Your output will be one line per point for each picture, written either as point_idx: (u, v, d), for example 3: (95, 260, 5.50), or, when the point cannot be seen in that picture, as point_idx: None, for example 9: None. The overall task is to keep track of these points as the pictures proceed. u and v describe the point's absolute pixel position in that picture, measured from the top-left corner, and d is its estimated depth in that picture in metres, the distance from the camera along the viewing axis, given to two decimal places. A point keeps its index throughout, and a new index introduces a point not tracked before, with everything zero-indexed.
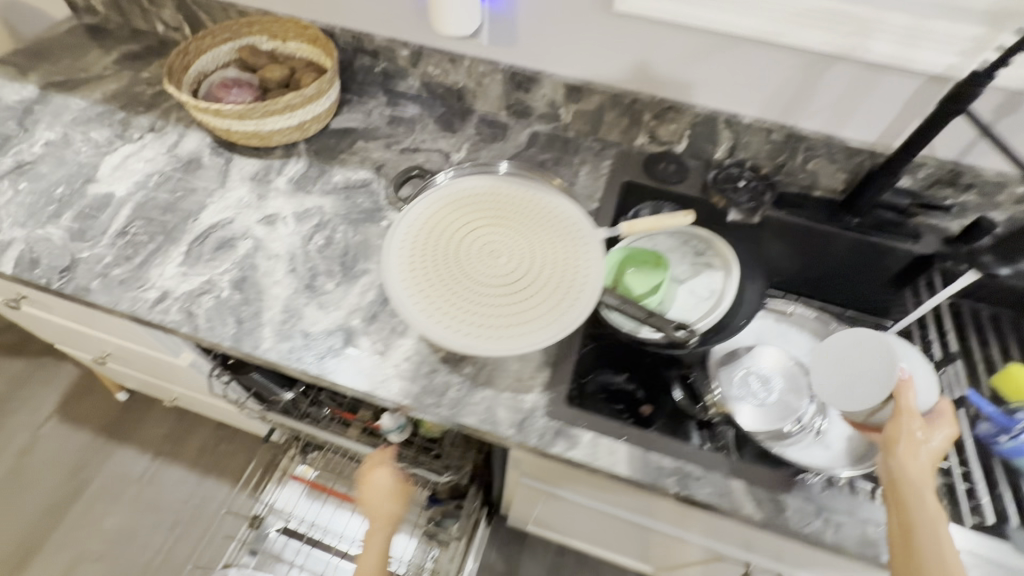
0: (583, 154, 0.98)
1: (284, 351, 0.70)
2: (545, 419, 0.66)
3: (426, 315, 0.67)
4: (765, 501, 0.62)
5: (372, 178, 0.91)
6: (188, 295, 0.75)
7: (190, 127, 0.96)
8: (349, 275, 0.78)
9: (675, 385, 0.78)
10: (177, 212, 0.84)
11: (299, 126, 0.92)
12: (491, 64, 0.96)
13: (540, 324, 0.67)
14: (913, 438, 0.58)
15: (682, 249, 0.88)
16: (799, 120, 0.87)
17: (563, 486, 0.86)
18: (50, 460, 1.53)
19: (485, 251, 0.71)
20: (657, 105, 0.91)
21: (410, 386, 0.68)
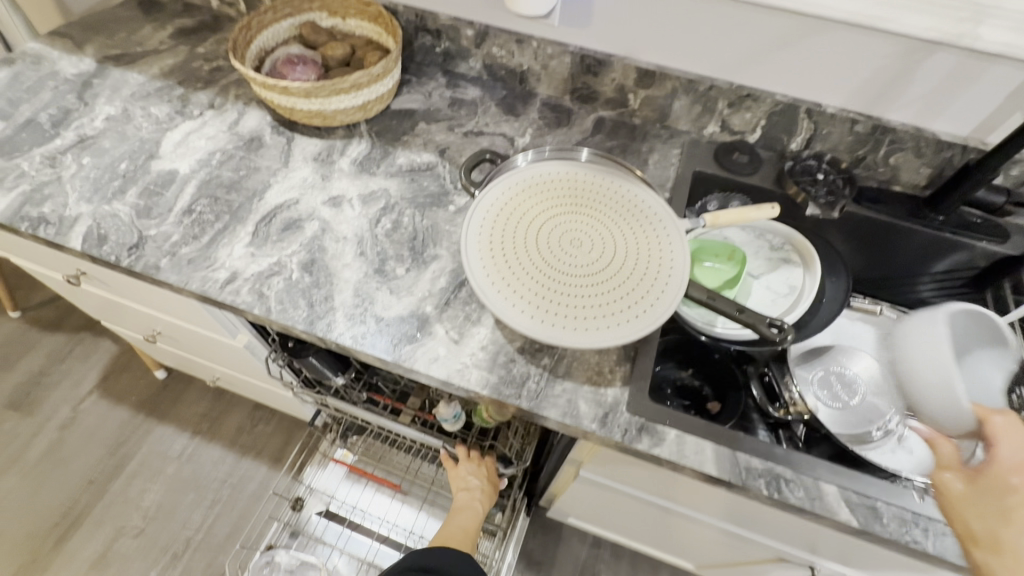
0: (652, 142, 0.95)
1: (358, 336, 0.69)
2: (627, 414, 0.64)
3: (508, 302, 0.65)
4: (860, 507, 0.59)
5: (436, 161, 0.89)
6: (257, 276, 0.74)
7: (250, 105, 0.95)
8: (419, 260, 0.76)
9: (752, 383, 0.77)
10: (242, 190, 0.83)
11: (363, 106, 0.90)
12: (560, 46, 0.93)
13: (625, 314, 0.64)
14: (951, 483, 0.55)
15: (757, 242, 0.85)
16: (887, 113, 0.83)
17: (625, 481, 0.83)
18: (91, 436, 1.54)
19: (567, 240, 0.70)
20: (734, 92, 0.88)
21: (488, 376, 0.66)
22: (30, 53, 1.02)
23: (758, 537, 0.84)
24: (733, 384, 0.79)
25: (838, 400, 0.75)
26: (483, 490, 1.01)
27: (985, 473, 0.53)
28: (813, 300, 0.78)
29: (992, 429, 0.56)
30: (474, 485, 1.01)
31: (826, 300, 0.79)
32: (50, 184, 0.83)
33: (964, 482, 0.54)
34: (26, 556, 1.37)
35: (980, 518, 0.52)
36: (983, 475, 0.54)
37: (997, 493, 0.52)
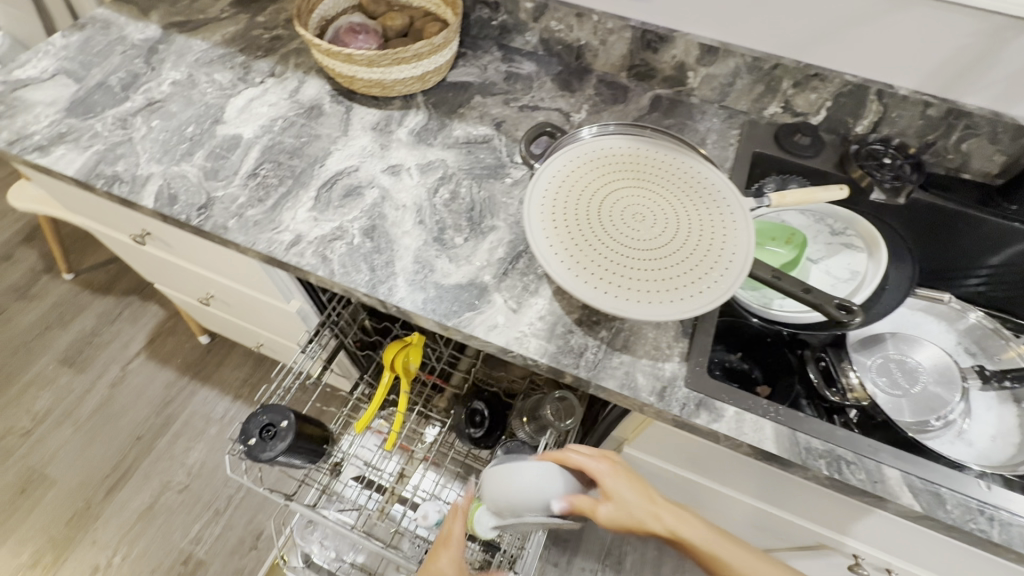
0: (710, 121, 0.93)
1: (419, 300, 0.70)
2: (685, 389, 0.64)
3: (572, 272, 0.65)
4: (924, 493, 0.59)
5: (492, 134, 0.89)
6: (320, 240, 0.76)
7: (309, 74, 0.96)
8: (477, 230, 0.77)
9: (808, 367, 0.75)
10: (304, 157, 0.85)
11: (421, 77, 0.91)
12: (621, 20, 0.92)
13: (684, 289, 0.64)
14: (613, 507, 0.67)
15: (817, 227, 0.83)
16: (962, 96, 0.81)
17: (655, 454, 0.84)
18: (139, 394, 1.61)
19: (628, 214, 0.70)
20: (801, 72, 0.86)
21: (546, 345, 0.67)
22: (99, 18, 1.05)
23: (789, 516, 0.83)
24: (787, 368, 0.78)
25: (897, 388, 0.73)
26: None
27: (604, 485, 0.68)
28: (877, 287, 0.76)
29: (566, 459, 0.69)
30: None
31: (892, 286, 0.76)
32: (123, 145, 0.86)
33: (609, 502, 0.67)
34: (79, 504, 1.45)
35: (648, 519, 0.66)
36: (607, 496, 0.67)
37: (619, 491, 0.67)
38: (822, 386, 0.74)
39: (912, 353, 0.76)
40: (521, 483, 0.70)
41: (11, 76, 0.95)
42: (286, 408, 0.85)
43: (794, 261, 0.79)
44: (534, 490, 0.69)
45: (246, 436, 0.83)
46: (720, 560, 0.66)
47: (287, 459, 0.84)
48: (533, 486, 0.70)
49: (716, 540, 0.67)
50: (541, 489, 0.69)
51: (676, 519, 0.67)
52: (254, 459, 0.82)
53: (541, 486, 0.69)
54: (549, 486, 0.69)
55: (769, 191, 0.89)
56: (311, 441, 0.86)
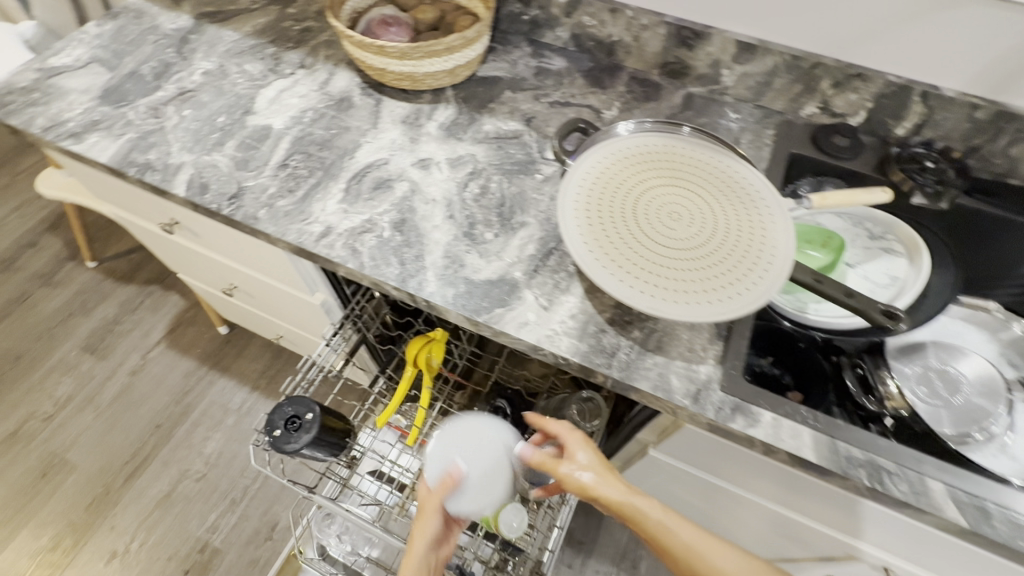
0: (744, 121, 0.91)
1: (449, 295, 0.69)
2: (720, 393, 0.63)
3: (607, 270, 0.64)
4: (969, 507, 0.57)
5: (523, 129, 0.88)
6: (350, 232, 0.75)
7: (339, 66, 0.95)
8: (507, 226, 0.76)
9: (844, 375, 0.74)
10: (334, 148, 0.84)
11: (452, 70, 0.90)
12: (656, 16, 0.90)
13: (720, 290, 0.62)
14: (572, 467, 0.66)
15: (855, 230, 0.81)
16: (1012, 98, 0.78)
17: (676, 458, 0.83)
18: (158, 383, 1.62)
19: (664, 212, 0.68)
20: (842, 71, 0.84)
21: (578, 344, 0.66)
22: (132, 8, 1.06)
23: (814, 526, 0.81)
24: (820, 375, 0.76)
25: (937, 398, 0.71)
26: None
27: (567, 447, 0.68)
28: (919, 293, 0.73)
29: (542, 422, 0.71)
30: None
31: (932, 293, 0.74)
32: (155, 133, 0.86)
33: (569, 463, 0.66)
34: (99, 490, 1.46)
35: (605, 487, 0.64)
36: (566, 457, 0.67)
37: (583, 453, 0.67)
38: (859, 395, 0.72)
39: (954, 362, 0.74)
40: (469, 442, 0.75)
41: (46, 63, 0.96)
42: (311, 400, 0.85)
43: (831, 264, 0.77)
44: (483, 443, 0.75)
45: (270, 427, 0.83)
46: (669, 539, 0.61)
47: (310, 451, 0.84)
48: (474, 443, 0.75)
49: (670, 516, 0.62)
50: (481, 444, 0.75)
51: (632, 491, 0.64)
52: (277, 450, 0.82)
53: (489, 438, 0.76)
54: (493, 437, 0.76)
55: (805, 191, 0.87)
56: (334, 434, 0.86)
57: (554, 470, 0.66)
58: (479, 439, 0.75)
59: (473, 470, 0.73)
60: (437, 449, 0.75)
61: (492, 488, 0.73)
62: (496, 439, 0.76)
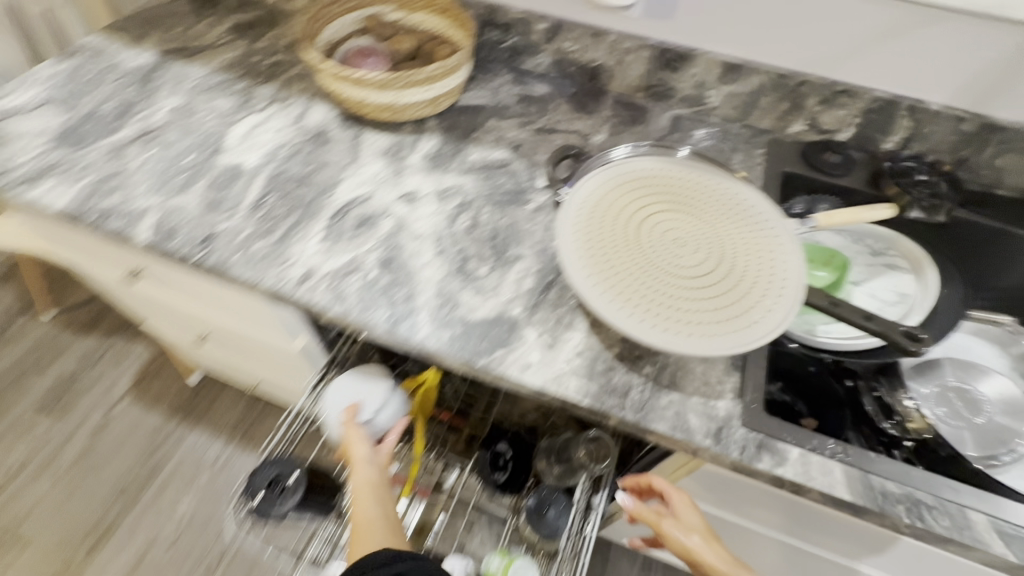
0: (733, 141, 0.90)
1: (444, 338, 0.64)
2: (743, 430, 0.59)
3: (615, 303, 0.60)
4: (1015, 540, 0.53)
5: (510, 158, 0.85)
6: (333, 274, 0.70)
7: (315, 99, 0.91)
8: (501, 260, 0.72)
9: (862, 398, 0.70)
10: (312, 185, 0.79)
11: (433, 100, 0.86)
12: (639, 40, 0.89)
13: (736, 319, 0.58)
14: (681, 528, 0.63)
15: (857, 247, 0.80)
16: (995, 110, 0.78)
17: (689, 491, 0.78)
18: (123, 440, 1.51)
19: (669, 239, 0.65)
20: (827, 89, 0.84)
21: (588, 385, 0.61)
22: (89, 46, 1.00)
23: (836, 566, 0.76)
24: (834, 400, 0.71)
25: (959, 419, 0.68)
26: (375, 485, 0.70)
27: (675, 505, 0.65)
28: (928, 312, 0.71)
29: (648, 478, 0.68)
30: (373, 512, 0.67)
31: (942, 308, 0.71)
32: (116, 176, 0.80)
33: (677, 523, 0.64)
34: (58, 565, 1.33)
35: (712, 555, 0.61)
36: (670, 516, 0.64)
37: (690, 516, 0.64)
38: (880, 419, 0.69)
39: (972, 380, 0.71)
40: (344, 390, 0.82)
41: None
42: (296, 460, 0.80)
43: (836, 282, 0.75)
44: (350, 383, 0.83)
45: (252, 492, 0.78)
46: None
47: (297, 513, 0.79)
48: (346, 391, 0.82)
49: None
50: (348, 387, 0.82)
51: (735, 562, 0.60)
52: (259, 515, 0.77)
53: (351, 379, 0.83)
54: (352, 376, 0.83)
55: (798, 211, 0.84)
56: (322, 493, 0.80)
57: (661, 527, 0.63)
58: (345, 385, 0.83)
59: (364, 399, 0.81)
60: (332, 409, 0.81)
61: (382, 394, 0.82)
62: (355, 375, 0.84)
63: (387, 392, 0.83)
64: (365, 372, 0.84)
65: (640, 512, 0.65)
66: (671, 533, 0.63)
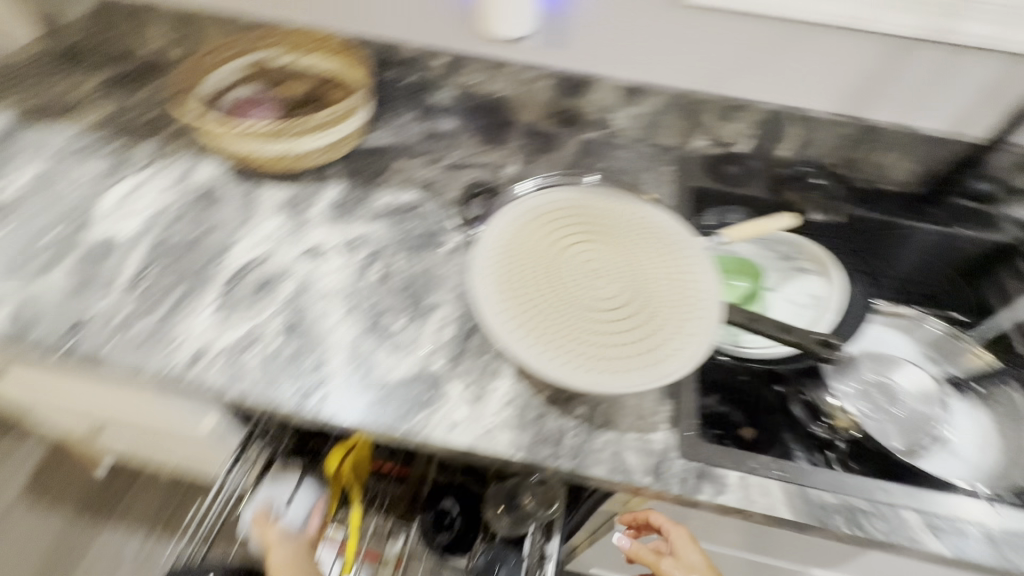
0: (643, 161, 0.91)
1: (361, 407, 0.59)
2: (681, 461, 0.57)
3: (538, 346, 0.56)
4: (946, 532, 0.55)
5: (421, 199, 0.81)
6: (229, 350, 0.63)
7: (200, 155, 0.84)
8: (418, 310, 0.68)
9: (792, 403, 0.71)
10: (202, 251, 0.72)
11: (332, 146, 0.82)
12: (539, 69, 0.89)
13: (659, 350, 0.57)
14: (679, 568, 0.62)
15: (768, 253, 0.82)
16: (873, 113, 0.84)
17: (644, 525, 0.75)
18: (20, 552, 1.31)
19: (587, 271, 0.63)
20: (722, 105, 0.86)
21: (519, 436, 0.58)
22: None
23: None
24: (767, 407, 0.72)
25: (880, 412, 0.71)
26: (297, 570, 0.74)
27: (673, 543, 0.64)
28: (841, 310, 0.74)
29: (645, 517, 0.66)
30: None
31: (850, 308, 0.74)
32: None
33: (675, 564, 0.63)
34: None
35: None
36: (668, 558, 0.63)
37: (688, 555, 0.63)
38: (809, 422, 0.70)
39: (888, 372, 0.74)
40: (261, 496, 0.82)
41: None
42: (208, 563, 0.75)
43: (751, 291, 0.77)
44: (268, 489, 0.82)
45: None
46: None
47: None
48: (264, 497, 0.82)
49: None
50: (266, 493, 0.82)
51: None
52: None
53: (269, 485, 0.83)
54: (270, 482, 0.83)
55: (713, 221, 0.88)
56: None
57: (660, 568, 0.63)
58: (263, 493, 0.82)
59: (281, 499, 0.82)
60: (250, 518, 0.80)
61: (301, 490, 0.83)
62: (272, 479, 0.83)
63: (303, 487, 0.84)
64: (282, 473, 0.84)
65: (640, 552, 0.65)
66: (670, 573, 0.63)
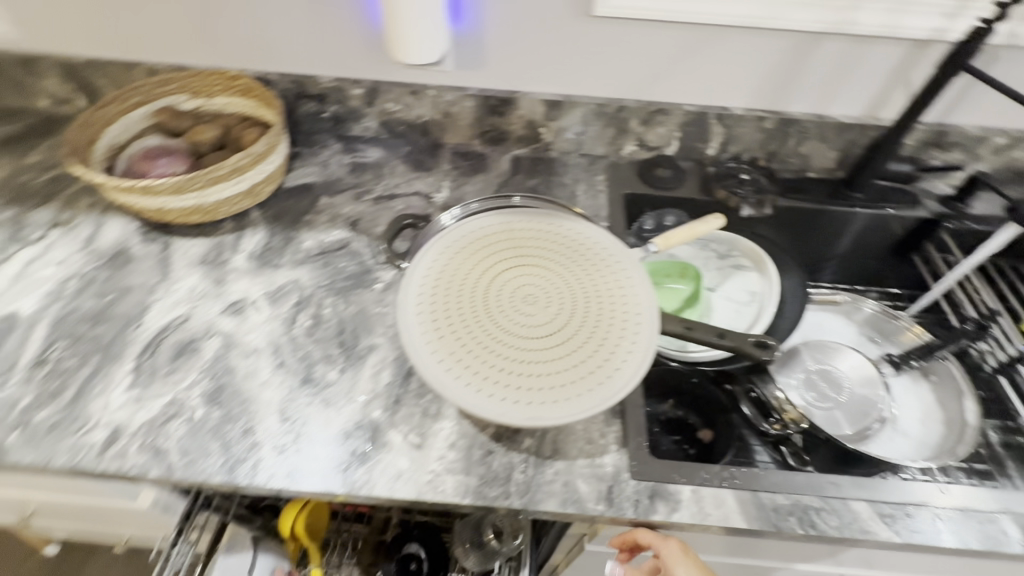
0: (574, 172, 0.91)
1: (296, 470, 0.56)
2: (633, 482, 0.56)
3: (474, 387, 0.54)
4: (895, 519, 0.55)
5: (349, 236, 0.78)
6: (147, 426, 0.58)
7: (107, 214, 0.78)
8: (352, 357, 0.65)
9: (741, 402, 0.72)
10: (112, 320, 0.67)
11: (249, 191, 0.78)
12: (458, 90, 0.87)
13: (598, 372, 0.56)
14: None
15: (704, 254, 0.83)
16: (788, 104, 0.85)
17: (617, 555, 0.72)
18: None
19: (519, 297, 0.61)
20: (645, 110, 0.87)
21: (466, 479, 0.55)
22: None
23: None
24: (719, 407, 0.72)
25: (826, 400, 0.72)
26: None
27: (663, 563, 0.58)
28: (779, 302, 0.75)
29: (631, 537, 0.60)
30: None
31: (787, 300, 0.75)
32: None
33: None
34: None
35: None
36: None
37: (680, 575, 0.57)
38: (760, 419, 0.70)
39: (830, 358, 0.76)
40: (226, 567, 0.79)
41: None
42: None
43: (693, 294, 0.78)
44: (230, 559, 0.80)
45: None
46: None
47: None
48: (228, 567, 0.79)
49: None
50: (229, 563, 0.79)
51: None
52: None
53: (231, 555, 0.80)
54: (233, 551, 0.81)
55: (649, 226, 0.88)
56: None
57: None
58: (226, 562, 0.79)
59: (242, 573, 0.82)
60: None
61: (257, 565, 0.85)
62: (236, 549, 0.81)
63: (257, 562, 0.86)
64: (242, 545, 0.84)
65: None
66: None
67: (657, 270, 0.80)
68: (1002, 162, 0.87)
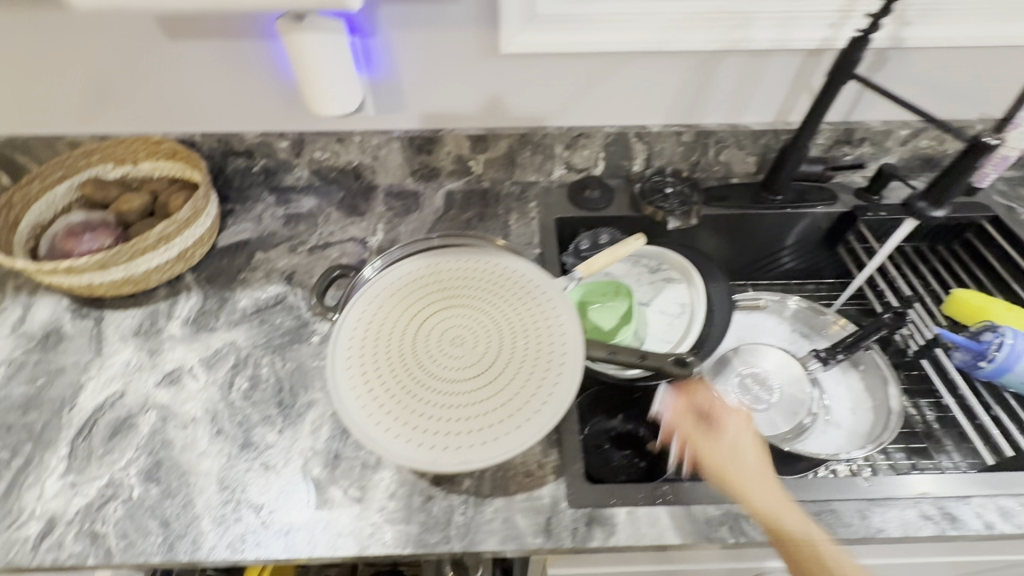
0: (506, 201, 0.93)
1: (237, 539, 0.56)
2: (571, 510, 0.57)
3: (405, 438, 0.56)
4: (822, 516, 0.58)
5: (285, 290, 0.79)
6: (84, 512, 0.58)
7: (37, 294, 0.78)
8: (290, 415, 0.65)
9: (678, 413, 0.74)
10: (44, 404, 0.66)
11: (180, 256, 0.78)
12: (383, 134, 0.88)
13: (526, 407, 0.58)
14: (726, 447, 0.57)
15: (637, 270, 0.85)
16: (703, 117, 0.88)
17: None
18: None
19: (447, 340, 0.63)
20: (567, 135, 0.89)
21: (407, 528, 0.56)
22: None
23: None
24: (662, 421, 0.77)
25: (757, 403, 0.75)
26: None
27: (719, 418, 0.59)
28: (707, 311, 0.78)
29: (696, 394, 0.61)
30: None
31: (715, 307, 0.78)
32: None
33: (721, 442, 0.58)
34: None
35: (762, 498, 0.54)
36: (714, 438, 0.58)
37: (734, 445, 0.57)
38: None
39: (757, 361, 0.78)
40: None
41: None
42: None
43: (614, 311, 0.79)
44: None
45: None
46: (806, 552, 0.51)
47: None
48: None
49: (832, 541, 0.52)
50: None
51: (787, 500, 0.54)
52: None
53: None
54: None
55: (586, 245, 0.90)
56: None
57: (708, 455, 0.57)
58: None
59: None
60: None
61: None
62: None
63: None
64: None
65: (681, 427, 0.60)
66: (711, 455, 0.57)
67: (584, 292, 0.82)
68: (909, 151, 0.92)
